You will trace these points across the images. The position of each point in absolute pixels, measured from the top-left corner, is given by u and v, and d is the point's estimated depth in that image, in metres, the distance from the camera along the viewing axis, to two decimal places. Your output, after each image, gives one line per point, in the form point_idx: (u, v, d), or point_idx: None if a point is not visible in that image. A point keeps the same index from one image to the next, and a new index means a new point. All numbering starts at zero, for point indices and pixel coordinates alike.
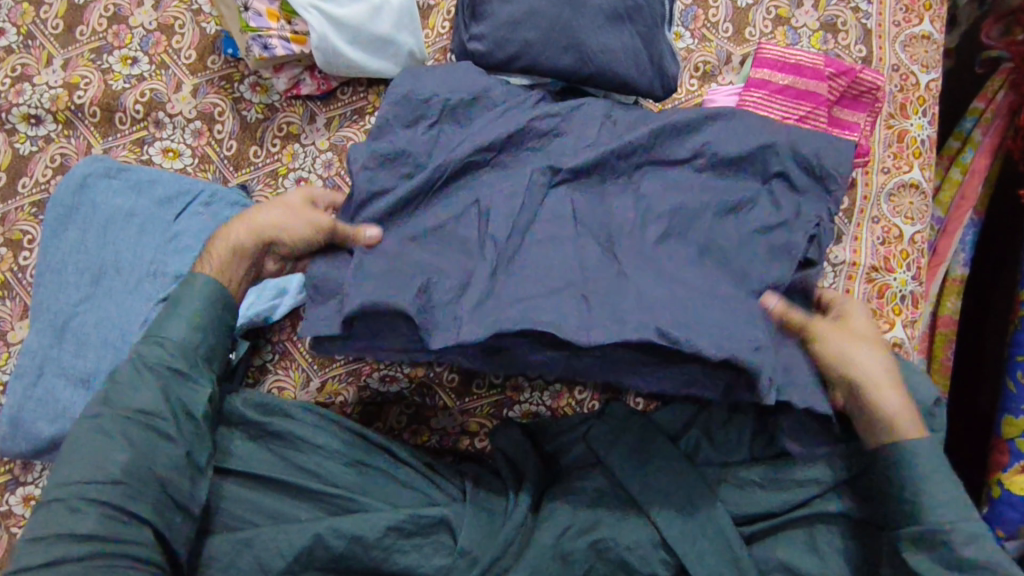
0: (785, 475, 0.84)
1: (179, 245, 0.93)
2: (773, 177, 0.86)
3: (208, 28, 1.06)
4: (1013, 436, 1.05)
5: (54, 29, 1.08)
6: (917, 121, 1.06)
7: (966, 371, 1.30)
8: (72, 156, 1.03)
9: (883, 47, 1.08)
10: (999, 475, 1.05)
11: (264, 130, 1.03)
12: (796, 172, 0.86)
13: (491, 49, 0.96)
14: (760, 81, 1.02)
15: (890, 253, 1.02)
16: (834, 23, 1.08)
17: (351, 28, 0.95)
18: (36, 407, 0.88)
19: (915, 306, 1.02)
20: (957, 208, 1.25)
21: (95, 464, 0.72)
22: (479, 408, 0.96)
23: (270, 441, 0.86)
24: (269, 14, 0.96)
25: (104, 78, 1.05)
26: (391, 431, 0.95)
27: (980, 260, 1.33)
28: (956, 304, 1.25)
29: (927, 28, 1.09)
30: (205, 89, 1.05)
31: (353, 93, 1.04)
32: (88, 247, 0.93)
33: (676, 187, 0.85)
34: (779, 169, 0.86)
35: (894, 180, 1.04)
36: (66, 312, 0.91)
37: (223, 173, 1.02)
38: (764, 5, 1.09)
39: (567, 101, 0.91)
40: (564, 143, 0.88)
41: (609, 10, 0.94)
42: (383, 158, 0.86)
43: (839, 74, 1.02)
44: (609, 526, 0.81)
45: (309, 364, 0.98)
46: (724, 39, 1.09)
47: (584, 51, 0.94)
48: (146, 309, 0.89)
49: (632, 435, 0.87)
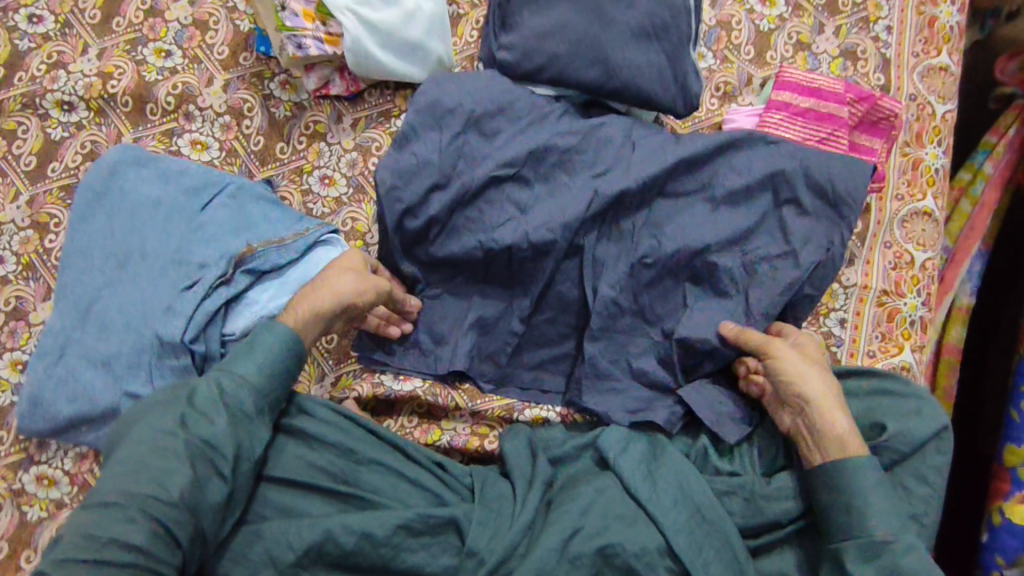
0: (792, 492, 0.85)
1: (204, 234, 0.95)
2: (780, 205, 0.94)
3: (242, 25, 1.09)
4: (1015, 465, 1.07)
5: (91, 19, 1.10)
6: (932, 150, 1.08)
7: (968, 400, 1.31)
8: (102, 143, 1.05)
9: (901, 77, 1.10)
10: (999, 503, 1.06)
11: (291, 127, 1.05)
12: (799, 200, 0.93)
13: (520, 59, 0.98)
14: (781, 102, 1.04)
15: (900, 278, 1.04)
16: (854, 51, 1.11)
17: (384, 31, 0.97)
18: (57, 387, 0.90)
19: (924, 331, 1.03)
20: (966, 238, 1.27)
21: (134, 455, 0.73)
22: (489, 409, 0.98)
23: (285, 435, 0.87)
24: (306, 15, 0.98)
25: (138, 69, 1.07)
26: (402, 428, 0.97)
27: (986, 292, 1.35)
28: (961, 332, 1.26)
29: (945, 60, 1.11)
30: (236, 84, 1.07)
31: (379, 95, 1.06)
32: (114, 233, 0.95)
33: (677, 217, 0.95)
34: (784, 197, 0.93)
35: (907, 207, 1.06)
36: (90, 295, 0.92)
37: (249, 167, 1.05)
38: (786, 30, 1.11)
39: (585, 122, 0.97)
40: (579, 164, 0.95)
41: (637, 27, 0.96)
42: (401, 175, 0.92)
43: (859, 100, 1.04)
44: (616, 533, 0.81)
45: (324, 359, 1.00)
46: (746, 61, 1.11)
47: (610, 65, 0.96)
48: (169, 296, 0.90)
49: (640, 445, 0.90)
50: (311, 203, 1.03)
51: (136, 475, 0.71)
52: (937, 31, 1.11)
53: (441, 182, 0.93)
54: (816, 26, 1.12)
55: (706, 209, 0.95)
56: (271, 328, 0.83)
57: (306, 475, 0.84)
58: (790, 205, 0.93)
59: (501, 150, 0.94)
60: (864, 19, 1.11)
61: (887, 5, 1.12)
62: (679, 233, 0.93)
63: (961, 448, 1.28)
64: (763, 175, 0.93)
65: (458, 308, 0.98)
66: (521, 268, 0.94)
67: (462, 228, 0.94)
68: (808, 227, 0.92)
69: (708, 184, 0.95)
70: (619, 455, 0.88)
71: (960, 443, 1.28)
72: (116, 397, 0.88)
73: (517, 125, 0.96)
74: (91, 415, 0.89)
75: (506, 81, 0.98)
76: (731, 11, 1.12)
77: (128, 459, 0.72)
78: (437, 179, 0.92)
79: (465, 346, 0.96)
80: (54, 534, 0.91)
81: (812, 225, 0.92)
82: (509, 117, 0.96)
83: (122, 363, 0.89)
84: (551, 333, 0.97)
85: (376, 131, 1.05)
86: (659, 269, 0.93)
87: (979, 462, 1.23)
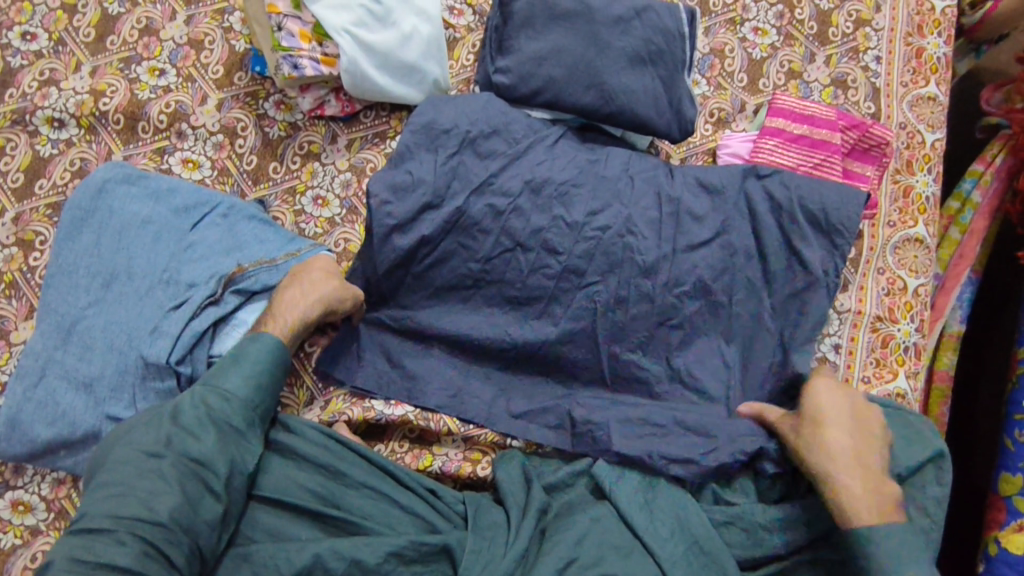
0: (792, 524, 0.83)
1: (194, 254, 0.93)
2: (775, 231, 0.94)
3: (237, 45, 1.08)
4: (1010, 493, 1.07)
5: (85, 37, 1.09)
6: (922, 178, 1.10)
7: (962, 424, 1.30)
8: (92, 161, 1.04)
9: (891, 106, 1.12)
10: (995, 531, 1.06)
11: (285, 147, 1.05)
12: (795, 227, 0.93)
13: (516, 83, 0.99)
14: (775, 129, 1.05)
15: (894, 304, 1.04)
16: (844, 80, 1.12)
17: (382, 54, 0.97)
18: (36, 409, 0.87)
19: (918, 358, 1.03)
20: (955, 266, 1.29)
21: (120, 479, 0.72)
22: (482, 435, 0.95)
23: (281, 454, 0.85)
24: (303, 35, 0.97)
25: (131, 87, 1.06)
26: (392, 454, 0.94)
27: (977, 319, 1.35)
28: (952, 359, 1.27)
29: (933, 89, 1.13)
30: (230, 103, 1.06)
31: (375, 117, 1.05)
32: (102, 252, 0.93)
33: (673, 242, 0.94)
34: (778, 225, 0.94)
35: (899, 234, 1.07)
36: (74, 315, 0.90)
37: (241, 187, 1.04)
38: (778, 58, 1.13)
39: (583, 153, 0.98)
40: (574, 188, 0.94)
41: (633, 53, 0.97)
42: (395, 195, 0.92)
43: (850, 127, 1.05)
44: (611, 563, 0.79)
45: (314, 383, 0.97)
46: (739, 88, 1.12)
47: (606, 90, 0.97)
48: (157, 316, 0.88)
49: (638, 473, 0.89)
50: (303, 224, 1.02)
51: (128, 496, 0.70)
52: (924, 61, 1.14)
53: (434, 202, 0.92)
54: (807, 55, 1.13)
55: (703, 232, 0.94)
56: (257, 341, 0.84)
57: (296, 499, 0.82)
58: (783, 231, 0.94)
59: (497, 174, 0.94)
60: (854, 49, 1.14)
61: (875, 36, 1.14)
62: (674, 257, 0.93)
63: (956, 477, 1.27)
64: (757, 202, 0.94)
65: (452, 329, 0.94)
66: (518, 292, 0.93)
67: (455, 251, 0.93)
68: (804, 253, 0.93)
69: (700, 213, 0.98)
70: (619, 482, 0.87)
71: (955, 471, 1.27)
72: (98, 420, 0.86)
73: (513, 148, 0.96)
74: (70, 439, 0.86)
75: (503, 104, 0.98)
76: (725, 39, 1.13)
77: (118, 481, 0.72)
78: (430, 200, 0.92)
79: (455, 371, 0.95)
80: (28, 564, 0.88)
81: (806, 250, 0.93)
82: (504, 139, 0.96)
83: (104, 384, 0.87)
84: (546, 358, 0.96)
85: (371, 152, 1.04)
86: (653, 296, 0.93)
87: (975, 491, 1.22)
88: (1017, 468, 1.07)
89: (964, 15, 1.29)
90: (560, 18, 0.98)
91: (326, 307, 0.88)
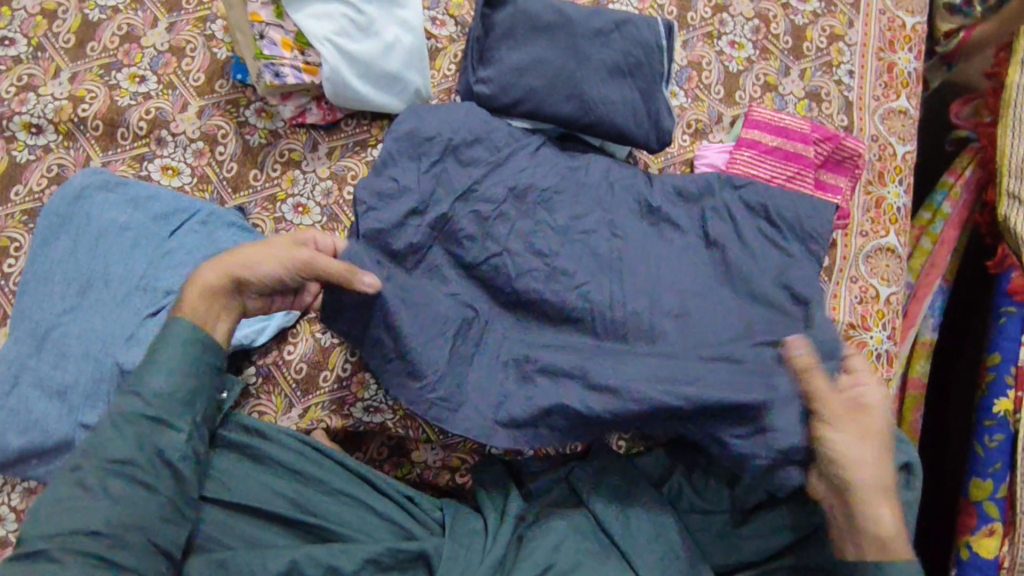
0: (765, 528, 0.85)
1: (173, 261, 0.93)
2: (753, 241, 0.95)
3: (219, 53, 1.09)
4: (981, 499, 1.11)
5: (65, 43, 1.08)
6: (893, 189, 1.12)
7: (935, 429, 1.33)
8: (69, 167, 1.03)
9: (863, 119, 1.15)
10: (965, 537, 1.11)
11: (266, 155, 1.05)
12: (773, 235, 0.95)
13: (497, 93, 0.99)
14: (751, 140, 1.06)
15: (866, 312, 1.06)
16: (818, 93, 1.15)
17: (364, 63, 0.97)
18: (8, 417, 0.86)
19: (889, 365, 1.06)
20: (927, 275, 1.32)
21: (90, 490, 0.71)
22: (461, 443, 0.95)
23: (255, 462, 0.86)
24: (285, 43, 0.97)
25: (110, 93, 1.06)
26: (371, 462, 0.95)
27: (949, 328, 1.38)
28: (924, 367, 1.31)
29: (903, 103, 1.16)
30: (211, 111, 1.06)
31: (356, 125, 1.06)
32: (79, 258, 0.92)
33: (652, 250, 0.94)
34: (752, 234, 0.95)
35: (871, 243, 1.09)
36: (49, 322, 0.89)
37: (221, 194, 1.03)
38: (754, 72, 1.15)
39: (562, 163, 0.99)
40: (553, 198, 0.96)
41: (612, 65, 0.99)
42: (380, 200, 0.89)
43: (824, 139, 1.07)
44: (588, 568, 0.80)
45: (292, 390, 0.96)
46: (716, 100, 1.14)
47: (585, 100, 0.98)
48: (134, 323, 0.88)
49: (614, 477, 0.89)
50: (283, 231, 1.02)
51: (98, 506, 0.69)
52: (895, 76, 1.17)
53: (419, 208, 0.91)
54: (782, 69, 1.16)
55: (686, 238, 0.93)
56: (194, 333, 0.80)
57: (271, 506, 0.82)
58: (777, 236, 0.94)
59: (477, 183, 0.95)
60: (827, 63, 1.16)
61: (848, 51, 1.17)
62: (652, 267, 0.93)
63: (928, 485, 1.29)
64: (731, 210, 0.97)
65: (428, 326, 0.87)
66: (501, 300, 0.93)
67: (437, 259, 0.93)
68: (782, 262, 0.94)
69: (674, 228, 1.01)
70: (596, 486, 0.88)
71: (929, 479, 1.30)
72: (71, 428, 0.84)
73: (493, 156, 0.97)
74: (41, 448, 0.85)
75: (483, 113, 0.99)
76: (702, 53, 1.16)
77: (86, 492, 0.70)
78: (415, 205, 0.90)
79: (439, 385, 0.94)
80: None
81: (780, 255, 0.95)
82: (484, 148, 0.97)
83: (78, 392, 0.86)
84: None
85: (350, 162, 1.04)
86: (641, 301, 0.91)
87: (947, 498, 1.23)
88: (986, 474, 1.11)
89: (937, 44, 1.40)
90: (541, 30, 0.99)
91: (234, 277, 0.80)
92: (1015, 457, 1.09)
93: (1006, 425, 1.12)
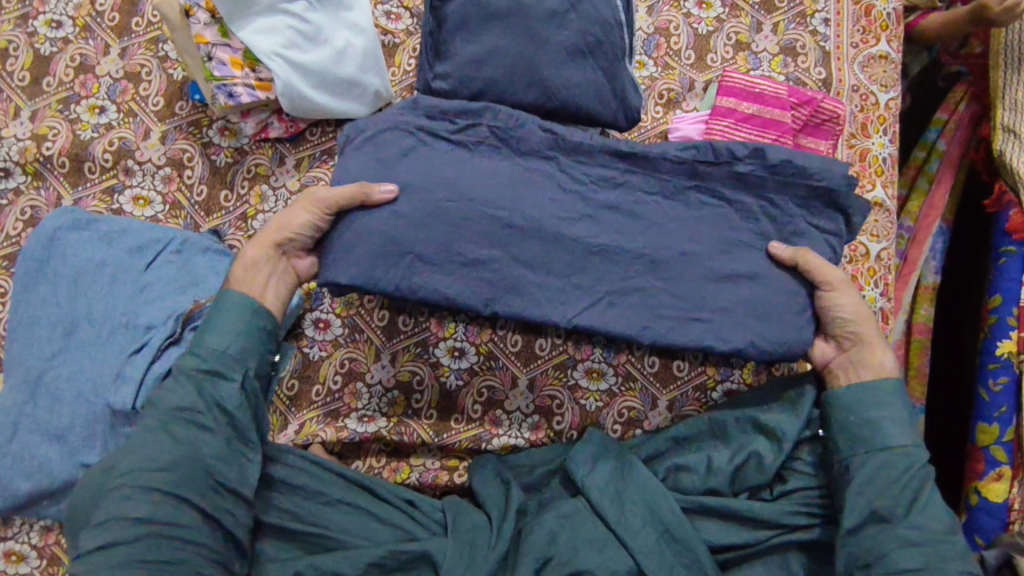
0: (759, 515, 0.86)
1: (151, 295, 0.94)
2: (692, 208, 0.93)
3: (175, 74, 1.07)
4: (988, 444, 1.11)
5: (21, 81, 1.07)
6: (878, 140, 1.09)
7: (941, 372, 1.31)
8: (42, 208, 1.03)
9: (842, 69, 1.10)
10: (975, 482, 1.11)
11: (233, 174, 1.04)
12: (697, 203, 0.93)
13: (456, 88, 0.96)
14: (725, 109, 1.03)
15: (858, 271, 1.04)
16: (794, 47, 1.10)
17: (316, 73, 0.95)
18: (13, 465, 0.89)
19: (886, 322, 1.04)
20: (925, 216, 1.30)
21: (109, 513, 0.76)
22: (457, 442, 0.98)
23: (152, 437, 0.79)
24: (234, 62, 0.95)
25: (72, 128, 1.05)
26: (370, 469, 0.97)
27: (947, 283, 1.34)
28: (929, 310, 1.28)
29: (884, 48, 1.11)
30: (173, 135, 1.05)
31: (321, 133, 1.04)
32: (61, 303, 0.93)
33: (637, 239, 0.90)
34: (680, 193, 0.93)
35: (858, 199, 1.07)
36: (39, 368, 0.91)
37: (194, 219, 1.03)
38: (724, 31, 1.11)
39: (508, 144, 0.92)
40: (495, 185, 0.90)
41: (572, 47, 0.95)
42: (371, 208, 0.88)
43: (801, 103, 1.04)
44: (586, 558, 0.83)
45: (286, 407, 0.99)
46: (687, 66, 1.10)
47: (548, 86, 0.95)
48: (118, 362, 0.90)
49: (609, 460, 0.91)
50: None
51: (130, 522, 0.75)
52: (874, 19, 1.12)
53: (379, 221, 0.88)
54: (754, 25, 1.11)
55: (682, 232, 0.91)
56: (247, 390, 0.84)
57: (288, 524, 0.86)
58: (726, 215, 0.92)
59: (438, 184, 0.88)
60: (801, 14, 1.11)
61: None
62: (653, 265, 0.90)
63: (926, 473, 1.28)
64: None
65: (436, 242, 0.88)
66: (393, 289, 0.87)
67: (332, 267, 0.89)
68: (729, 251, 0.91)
69: (670, 200, 0.93)
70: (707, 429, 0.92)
71: (927, 466, 1.28)
72: (76, 469, 0.88)
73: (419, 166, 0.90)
74: (50, 490, 0.88)
75: (354, 96, 0.99)
76: (669, 17, 1.11)
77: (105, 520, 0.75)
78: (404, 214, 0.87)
79: (426, 400, 0.99)
80: None
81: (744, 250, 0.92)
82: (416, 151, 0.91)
83: (76, 434, 0.89)
84: (512, 360, 0.99)
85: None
86: (789, 262, 0.90)
87: (949, 485, 1.23)
88: (992, 418, 1.11)
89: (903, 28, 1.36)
90: (495, 18, 0.96)
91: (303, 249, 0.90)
92: (1020, 398, 1.09)
93: (1010, 367, 1.11)
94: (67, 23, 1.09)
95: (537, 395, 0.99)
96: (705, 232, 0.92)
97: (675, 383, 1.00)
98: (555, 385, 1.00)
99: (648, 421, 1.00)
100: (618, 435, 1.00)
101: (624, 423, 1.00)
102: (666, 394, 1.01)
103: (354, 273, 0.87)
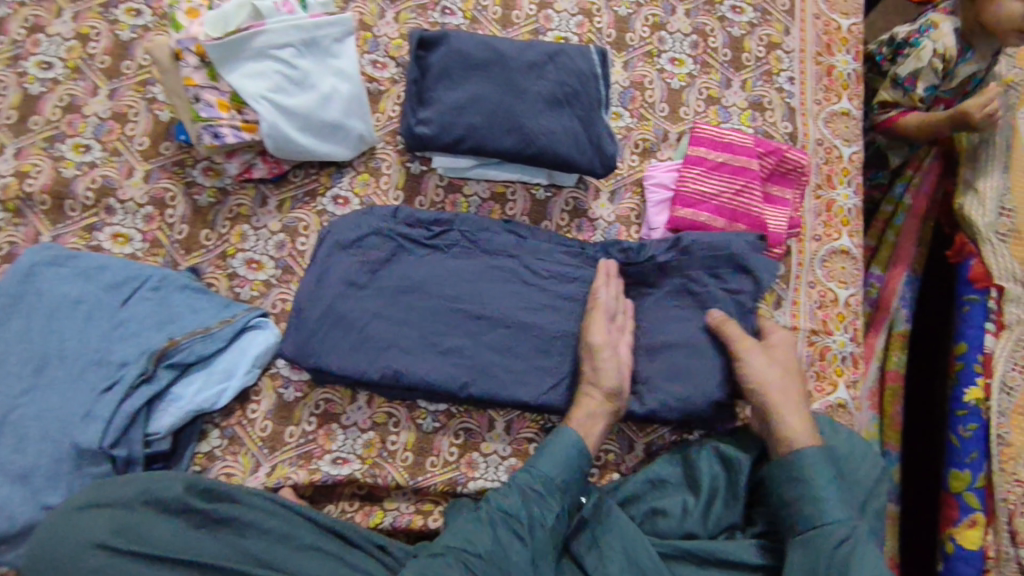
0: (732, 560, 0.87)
1: (126, 332, 0.93)
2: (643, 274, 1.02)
3: (162, 116, 1.09)
4: (961, 490, 1.11)
5: (6, 119, 1.08)
6: (843, 191, 1.13)
7: (917, 417, 1.33)
8: (20, 244, 1.03)
9: (807, 124, 1.16)
10: (950, 529, 1.11)
11: (215, 213, 1.05)
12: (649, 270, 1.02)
13: (438, 133, 0.99)
14: (697, 157, 1.07)
15: (827, 316, 1.07)
16: (761, 102, 1.16)
17: (302, 116, 0.98)
18: None
19: (855, 366, 1.07)
20: (893, 266, 1.35)
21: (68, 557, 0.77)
22: (433, 486, 0.96)
23: (181, 512, 0.81)
24: (221, 105, 0.97)
25: (56, 165, 1.06)
26: (343, 513, 0.95)
27: (918, 331, 1.38)
28: (900, 358, 1.31)
29: (845, 105, 1.18)
30: (158, 174, 1.06)
31: (304, 175, 1.06)
32: (31, 339, 0.92)
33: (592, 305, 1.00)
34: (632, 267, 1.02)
35: (825, 247, 1.10)
36: (5, 406, 0.88)
37: (173, 257, 1.03)
38: (696, 86, 1.16)
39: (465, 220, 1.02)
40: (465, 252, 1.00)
41: (549, 97, 0.99)
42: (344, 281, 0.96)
43: (768, 153, 1.09)
44: None
45: (258, 448, 0.95)
46: (661, 118, 1.14)
47: (527, 133, 0.98)
48: (88, 400, 0.88)
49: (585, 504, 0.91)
50: (238, 287, 1.02)
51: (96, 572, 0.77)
52: (835, 79, 1.18)
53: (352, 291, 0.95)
54: (723, 81, 1.17)
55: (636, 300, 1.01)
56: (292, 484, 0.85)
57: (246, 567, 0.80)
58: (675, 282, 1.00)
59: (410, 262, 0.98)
60: (767, 72, 1.17)
61: (787, 58, 1.18)
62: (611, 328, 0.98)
63: (906, 520, 1.28)
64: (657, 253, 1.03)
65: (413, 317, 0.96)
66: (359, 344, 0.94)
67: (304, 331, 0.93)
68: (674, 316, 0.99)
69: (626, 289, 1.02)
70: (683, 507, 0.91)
71: (907, 513, 1.28)
72: (36, 512, 0.85)
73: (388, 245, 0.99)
74: (8, 533, 0.85)
75: (332, 138, 1.01)
76: (643, 72, 1.16)
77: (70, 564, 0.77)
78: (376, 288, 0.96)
79: (401, 442, 0.97)
80: None
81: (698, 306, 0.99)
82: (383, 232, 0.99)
83: (38, 475, 0.86)
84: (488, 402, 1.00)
85: (338, 205, 1.05)
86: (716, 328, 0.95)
87: (928, 532, 1.23)
88: (963, 465, 1.12)
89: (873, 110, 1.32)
90: (476, 68, 1.00)
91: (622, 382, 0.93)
92: (990, 445, 1.11)
93: (978, 414, 1.13)
94: (58, 64, 1.11)
95: (513, 438, 0.99)
96: (660, 310, 1.00)
97: (651, 427, 1.01)
98: (531, 428, 1.00)
99: (625, 464, 1.00)
100: (595, 478, 0.99)
101: (601, 466, 0.99)
102: (642, 437, 1.01)
103: (334, 342, 0.93)
